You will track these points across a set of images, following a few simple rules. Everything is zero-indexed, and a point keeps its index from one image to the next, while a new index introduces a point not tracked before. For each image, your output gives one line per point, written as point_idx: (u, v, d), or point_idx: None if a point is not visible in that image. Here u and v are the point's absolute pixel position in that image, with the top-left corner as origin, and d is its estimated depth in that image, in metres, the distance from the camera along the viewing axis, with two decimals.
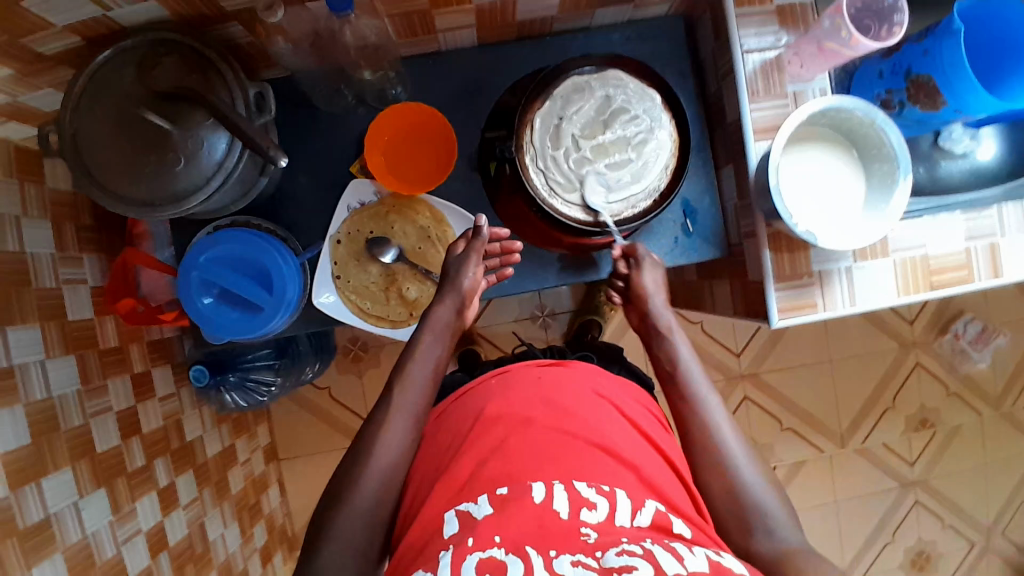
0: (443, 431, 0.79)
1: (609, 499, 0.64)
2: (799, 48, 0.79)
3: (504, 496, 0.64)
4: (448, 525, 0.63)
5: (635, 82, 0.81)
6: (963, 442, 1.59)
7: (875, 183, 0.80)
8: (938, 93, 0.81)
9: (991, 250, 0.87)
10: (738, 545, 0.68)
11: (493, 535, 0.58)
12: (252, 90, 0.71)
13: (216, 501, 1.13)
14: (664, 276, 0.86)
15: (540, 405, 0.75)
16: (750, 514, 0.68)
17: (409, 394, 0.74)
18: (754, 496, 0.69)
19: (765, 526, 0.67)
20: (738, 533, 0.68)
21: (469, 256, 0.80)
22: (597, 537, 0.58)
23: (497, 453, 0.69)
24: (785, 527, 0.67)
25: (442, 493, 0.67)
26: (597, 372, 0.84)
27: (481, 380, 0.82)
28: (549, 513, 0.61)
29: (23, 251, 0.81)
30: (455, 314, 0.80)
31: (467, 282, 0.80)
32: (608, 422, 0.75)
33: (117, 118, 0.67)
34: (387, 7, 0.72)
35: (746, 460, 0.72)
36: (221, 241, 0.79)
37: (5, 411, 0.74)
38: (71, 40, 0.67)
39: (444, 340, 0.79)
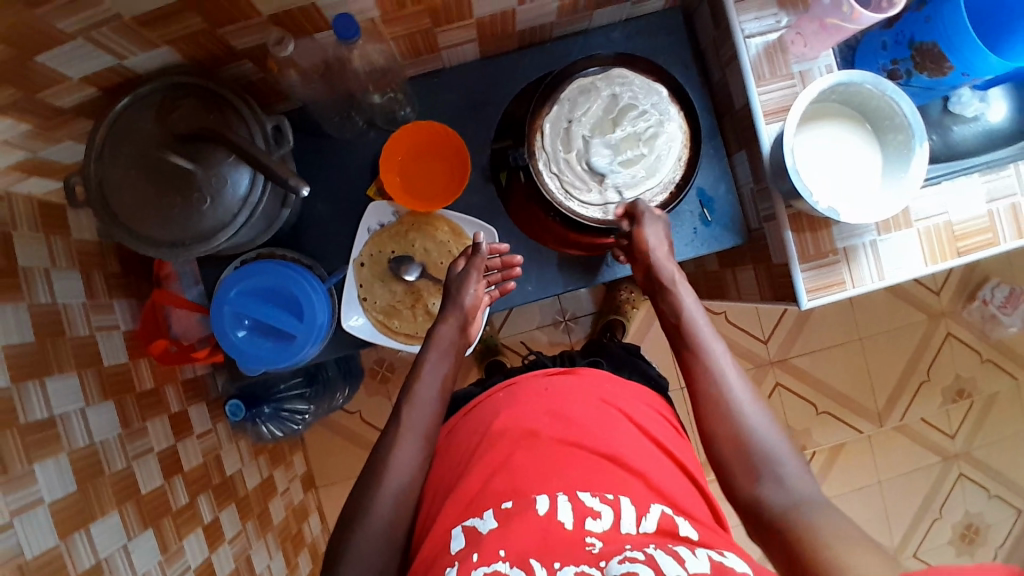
0: (454, 445, 0.79)
1: (613, 507, 0.65)
2: (802, 27, 0.79)
3: (509, 511, 0.65)
4: (455, 540, 0.65)
5: (639, 78, 0.81)
6: (1003, 409, 1.56)
7: (891, 154, 0.79)
8: (943, 58, 0.81)
9: (1013, 211, 0.86)
10: (746, 494, 0.67)
11: (498, 549, 0.60)
12: (269, 124, 0.72)
13: (259, 532, 1.14)
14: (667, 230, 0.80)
15: (546, 418, 0.75)
16: (761, 463, 0.67)
17: (416, 414, 0.74)
18: (762, 445, 0.68)
19: (774, 475, 0.66)
20: (745, 480, 0.67)
21: (470, 273, 0.82)
22: (601, 546, 0.60)
23: (505, 468, 0.70)
24: (795, 474, 0.66)
25: (453, 508, 0.68)
26: (606, 377, 0.83)
27: (488, 395, 0.83)
28: (555, 523, 0.62)
29: (55, 301, 0.83)
30: (458, 332, 0.81)
31: (469, 298, 0.81)
32: (617, 431, 0.75)
33: (141, 162, 0.68)
34: (391, 31, 0.74)
35: (754, 410, 0.71)
36: (249, 274, 0.81)
37: (50, 462, 0.76)
38: (86, 92, 0.69)
39: (449, 358, 0.80)
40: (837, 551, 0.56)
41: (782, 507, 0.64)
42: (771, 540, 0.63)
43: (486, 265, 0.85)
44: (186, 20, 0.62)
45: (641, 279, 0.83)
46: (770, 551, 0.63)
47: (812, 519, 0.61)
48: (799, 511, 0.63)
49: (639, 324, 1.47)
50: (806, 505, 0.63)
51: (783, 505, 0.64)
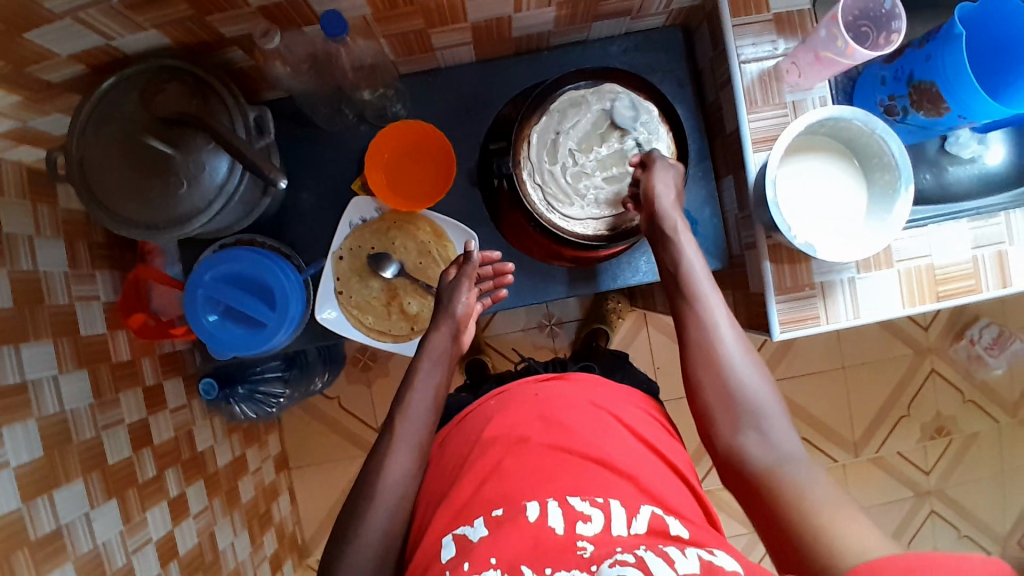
0: (448, 454, 0.78)
1: (604, 510, 0.64)
2: (797, 57, 0.78)
3: (500, 518, 0.64)
4: (445, 549, 0.64)
5: (629, 94, 0.81)
6: (980, 450, 1.56)
7: (876, 192, 0.79)
8: (941, 98, 0.80)
9: (999, 259, 0.85)
10: (729, 444, 0.68)
11: (489, 557, 0.60)
12: (251, 114, 0.72)
13: (226, 510, 1.15)
14: (678, 177, 0.78)
15: (536, 423, 0.75)
16: (747, 415, 0.68)
17: (410, 424, 0.74)
18: (750, 398, 0.69)
19: (758, 428, 0.67)
20: (729, 431, 0.68)
21: (461, 282, 0.81)
22: (593, 550, 0.59)
23: (495, 473, 0.70)
24: (778, 428, 0.67)
25: (443, 516, 0.68)
26: (596, 382, 0.83)
27: (479, 403, 0.82)
28: (545, 529, 0.62)
29: (36, 269, 0.83)
30: (451, 340, 0.80)
31: (460, 307, 0.81)
32: (608, 435, 0.74)
33: (123, 144, 0.68)
34: (383, 29, 0.74)
35: (744, 361, 0.70)
36: (218, 264, 0.81)
37: (18, 426, 0.76)
38: (75, 68, 0.69)
39: (443, 366, 0.79)
40: (818, 515, 0.59)
41: (759, 457, 0.66)
42: (749, 492, 0.66)
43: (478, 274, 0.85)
44: (174, 5, 0.62)
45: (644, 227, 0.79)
46: (743, 499, 0.67)
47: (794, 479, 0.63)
48: (779, 466, 0.65)
49: (624, 334, 1.47)
50: (789, 462, 0.65)
51: (762, 457, 0.66)
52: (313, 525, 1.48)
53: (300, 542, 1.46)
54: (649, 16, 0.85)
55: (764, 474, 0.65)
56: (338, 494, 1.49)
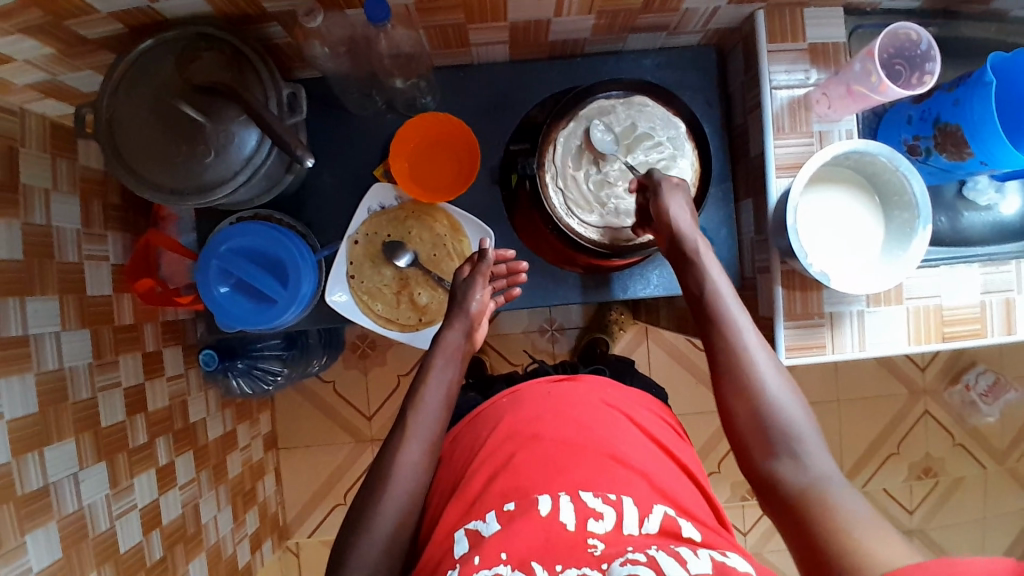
0: (460, 448, 0.79)
1: (616, 508, 0.64)
2: (828, 88, 0.79)
3: (512, 512, 0.65)
4: (458, 544, 0.65)
5: (659, 109, 0.82)
6: (965, 494, 1.56)
7: (893, 230, 0.79)
8: (965, 143, 0.80)
9: (1006, 306, 0.86)
10: (764, 469, 0.66)
11: (499, 552, 0.60)
12: (285, 90, 0.72)
13: (212, 483, 1.15)
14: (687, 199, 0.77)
15: (548, 418, 0.75)
16: (779, 436, 0.66)
17: (422, 422, 0.74)
18: (785, 419, 0.66)
19: (791, 451, 0.65)
20: (762, 454, 0.66)
21: (476, 279, 0.82)
22: (604, 548, 0.60)
23: (507, 467, 0.70)
24: (815, 450, 0.65)
25: (454, 510, 0.68)
26: (607, 383, 0.83)
27: (492, 401, 0.82)
28: (556, 525, 0.62)
29: (49, 224, 0.83)
30: (465, 338, 0.81)
31: (475, 304, 0.81)
32: (621, 433, 0.74)
33: (156, 107, 0.69)
34: (423, 20, 0.74)
35: (777, 385, 0.68)
36: (229, 238, 0.81)
37: (16, 379, 0.76)
38: (113, 27, 0.69)
39: (456, 364, 0.79)
40: (855, 534, 0.55)
41: (794, 479, 0.63)
42: (786, 517, 0.62)
43: (492, 272, 0.86)
44: None
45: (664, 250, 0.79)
46: (778, 523, 0.63)
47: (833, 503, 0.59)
48: (815, 491, 0.61)
49: (624, 346, 1.47)
50: (827, 481, 0.62)
51: (798, 478, 0.63)
52: (297, 506, 1.48)
53: (282, 522, 1.45)
54: (685, 33, 0.86)
55: (800, 496, 0.62)
56: (324, 478, 1.48)
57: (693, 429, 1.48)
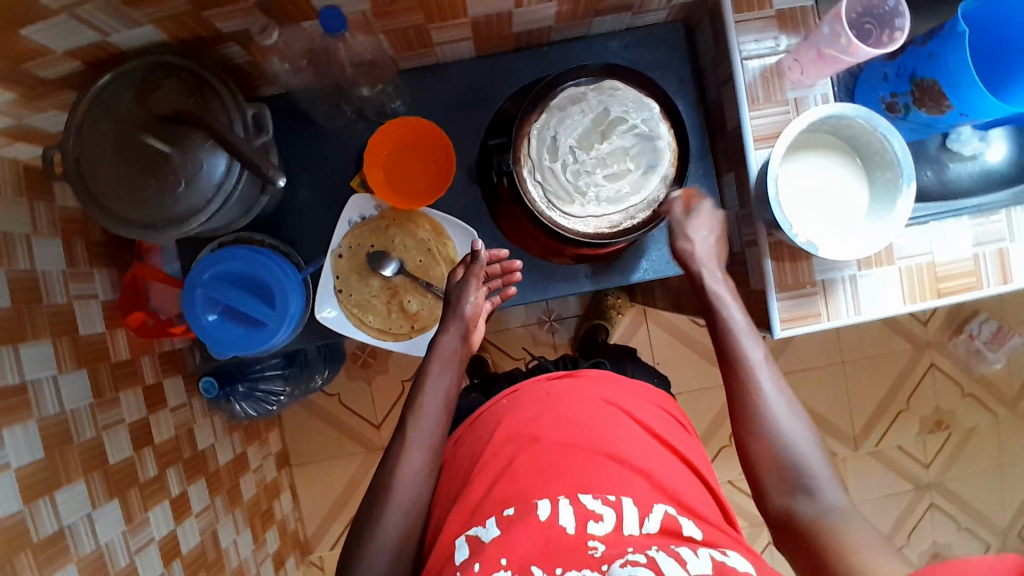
0: (460, 456, 0.79)
1: (615, 509, 0.65)
2: (799, 54, 0.77)
3: (511, 517, 0.65)
4: (459, 551, 0.65)
5: (630, 91, 0.80)
6: (979, 443, 1.56)
7: (878, 191, 0.78)
8: (943, 96, 0.79)
9: (1000, 256, 0.85)
10: (778, 505, 0.69)
11: (499, 557, 0.61)
12: (249, 111, 0.72)
13: (227, 508, 1.15)
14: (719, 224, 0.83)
15: (548, 421, 0.74)
16: (794, 475, 0.69)
17: (422, 427, 0.75)
18: (799, 460, 0.69)
19: (806, 489, 0.68)
20: (778, 492, 0.70)
21: (469, 281, 0.80)
22: (604, 550, 0.60)
23: (506, 472, 0.70)
24: (828, 488, 0.68)
25: (456, 519, 0.69)
26: (608, 378, 0.82)
27: (492, 402, 0.81)
28: (556, 529, 0.63)
29: (34, 268, 0.83)
30: (461, 341, 0.80)
31: (469, 306, 0.80)
32: (620, 430, 0.74)
33: (121, 143, 0.68)
34: (382, 24, 0.73)
35: (792, 426, 0.71)
36: (216, 264, 0.80)
37: (19, 428, 0.76)
38: (72, 65, 0.68)
39: (452, 368, 0.79)
40: (862, 554, 0.60)
41: (808, 514, 0.67)
42: (797, 547, 0.66)
43: (486, 273, 0.85)
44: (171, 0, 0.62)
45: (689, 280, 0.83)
46: (792, 556, 0.68)
47: (843, 536, 0.63)
48: (827, 520, 0.66)
49: (624, 330, 1.46)
50: (834, 514, 0.66)
51: (812, 513, 0.67)
52: (315, 521, 1.49)
53: (302, 538, 1.46)
54: (651, 10, 0.85)
55: (813, 528, 0.66)
56: (340, 491, 1.49)
57: (701, 405, 1.48)
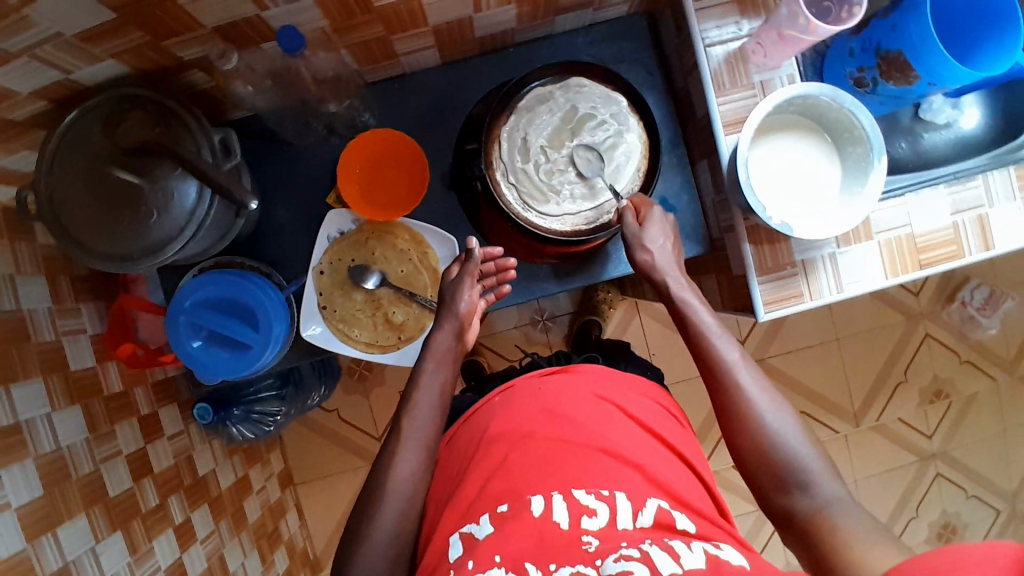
0: (452, 457, 0.79)
1: (609, 503, 0.64)
2: (762, 37, 0.78)
3: (504, 514, 0.65)
4: (452, 548, 0.65)
5: (596, 87, 0.81)
6: (980, 409, 1.56)
7: (849, 167, 0.79)
8: (909, 67, 0.80)
9: (980, 222, 0.86)
10: (778, 502, 0.69)
11: (494, 555, 0.60)
12: (216, 137, 0.72)
13: (233, 532, 1.14)
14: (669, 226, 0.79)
15: (541, 417, 0.75)
16: (788, 471, 0.68)
17: (417, 421, 0.75)
18: (790, 455, 0.69)
19: (801, 484, 0.67)
20: (774, 489, 0.69)
21: (463, 279, 0.81)
22: (598, 545, 0.59)
23: (501, 469, 0.70)
24: (823, 480, 0.67)
25: (449, 518, 0.69)
26: (600, 371, 0.83)
27: (484, 401, 0.82)
28: (550, 525, 0.62)
29: (19, 307, 0.80)
30: (454, 339, 0.81)
31: (464, 304, 0.81)
32: (612, 424, 0.74)
33: (91, 179, 0.68)
34: (343, 39, 0.74)
35: (779, 422, 0.71)
36: (205, 283, 0.80)
37: (17, 466, 0.74)
38: (38, 105, 0.68)
39: (447, 366, 0.80)
40: (859, 551, 0.59)
41: (808, 509, 0.66)
42: (799, 543, 0.66)
43: (480, 271, 0.84)
44: (130, 33, 0.63)
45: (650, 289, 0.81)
46: (799, 551, 0.67)
47: (840, 524, 0.63)
48: (826, 513, 0.65)
49: (616, 324, 1.47)
50: (834, 506, 0.65)
51: (811, 507, 0.66)
52: (324, 539, 1.49)
53: (312, 556, 1.46)
54: (612, 5, 0.85)
55: (813, 522, 0.65)
56: (347, 505, 1.49)
57: (701, 393, 1.48)
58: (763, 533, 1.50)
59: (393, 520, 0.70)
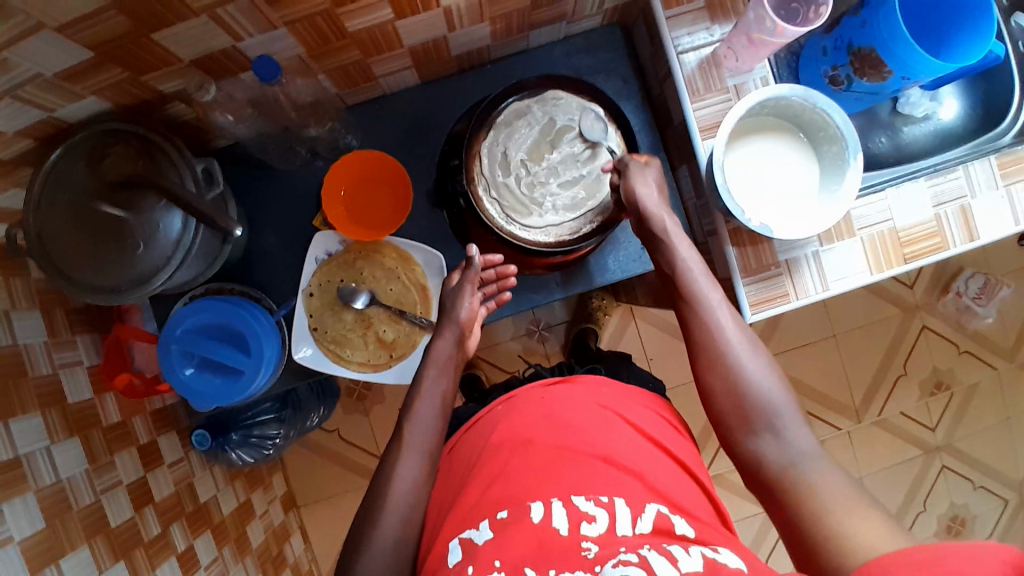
0: (453, 467, 0.79)
1: (608, 510, 0.64)
2: (732, 42, 0.78)
3: (504, 520, 0.65)
4: (452, 553, 0.65)
5: (573, 99, 0.82)
6: (983, 398, 1.55)
7: (827, 166, 0.79)
8: (881, 63, 0.80)
9: (963, 213, 0.86)
10: (744, 446, 0.70)
11: (493, 560, 0.60)
12: (200, 166, 0.73)
13: (237, 557, 1.13)
14: (658, 177, 0.78)
15: (542, 424, 0.75)
16: (758, 414, 0.70)
17: (417, 430, 0.77)
18: (761, 397, 0.70)
19: (771, 428, 0.68)
20: (744, 434, 0.70)
21: (464, 287, 0.83)
22: (597, 550, 0.59)
23: (501, 476, 0.70)
24: (792, 428, 0.68)
25: (451, 522, 0.69)
26: (601, 382, 0.83)
27: (489, 408, 0.83)
28: (549, 530, 0.62)
29: (16, 343, 0.81)
30: (455, 346, 0.83)
31: (464, 312, 0.83)
32: (613, 432, 0.74)
33: (77, 214, 0.69)
34: (321, 65, 0.75)
35: (753, 365, 0.72)
36: (203, 308, 0.81)
37: (17, 500, 0.75)
38: (24, 144, 0.69)
39: (448, 374, 0.82)
40: (832, 514, 0.59)
41: (774, 455, 0.67)
42: (766, 490, 0.67)
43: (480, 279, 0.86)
44: (109, 70, 0.64)
45: (636, 227, 0.81)
46: (763, 500, 0.68)
47: (809, 479, 0.64)
48: (795, 467, 0.66)
49: (612, 331, 1.47)
50: (802, 460, 0.66)
51: (777, 454, 0.67)
52: (330, 559, 1.48)
53: None
54: (584, 18, 0.86)
55: (781, 473, 0.66)
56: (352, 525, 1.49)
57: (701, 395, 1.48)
58: (771, 534, 1.48)
59: (391, 536, 0.70)
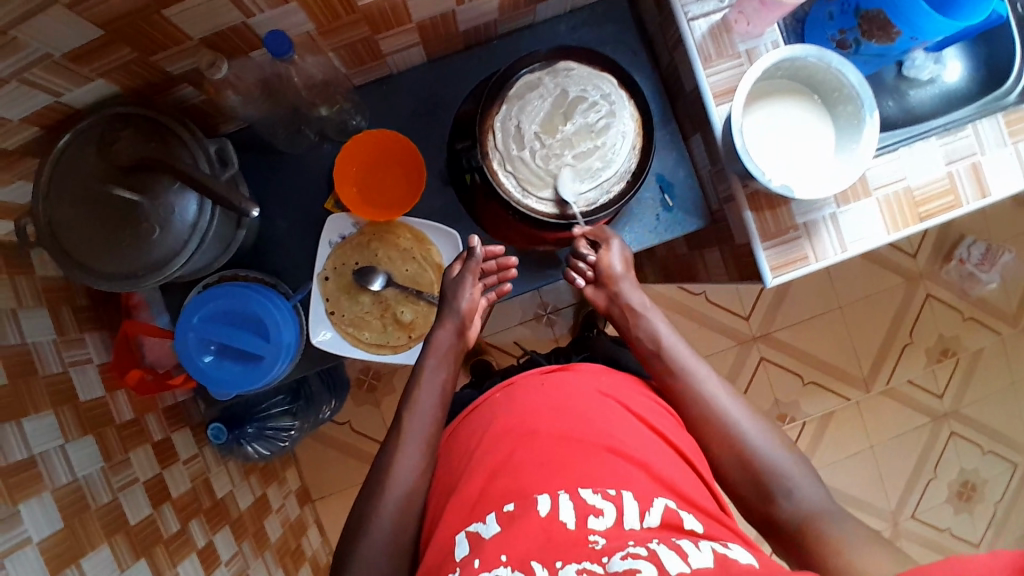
0: (450, 455, 0.77)
1: (616, 503, 0.63)
2: (742, 6, 0.78)
3: (511, 513, 0.64)
4: (460, 546, 0.64)
5: (584, 69, 0.81)
6: (988, 365, 1.57)
7: (843, 125, 0.79)
8: (890, 24, 0.81)
9: (974, 170, 0.86)
10: (761, 512, 0.72)
11: (500, 554, 0.60)
12: (212, 147, 0.72)
13: (256, 551, 1.12)
14: (630, 256, 0.88)
15: (546, 413, 0.74)
16: (769, 482, 0.71)
17: (416, 422, 0.77)
18: (771, 468, 0.72)
19: (785, 491, 0.71)
20: (760, 501, 0.72)
21: (465, 277, 0.83)
22: (605, 543, 0.59)
23: (506, 466, 0.69)
24: (801, 486, 0.71)
25: (455, 513, 0.67)
26: (601, 371, 0.81)
27: (488, 395, 0.81)
28: (558, 523, 0.61)
29: (25, 341, 0.79)
30: (456, 336, 0.83)
31: (465, 302, 0.83)
32: (615, 421, 0.73)
33: (89, 201, 0.67)
34: (329, 42, 0.74)
35: (755, 435, 0.74)
36: (209, 298, 0.80)
37: (34, 500, 0.73)
38: (29, 132, 0.68)
39: (447, 364, 0.82)
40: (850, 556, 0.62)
41: (794, 517, 0.69)
42: (793, 551, 0.68)
43: (482, 269, 0.86)
44: (116, 50, 0.63)
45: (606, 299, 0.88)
46: (790, 557, 0.69)
47: (827, 531, 0.66)
48: (814, 521, 0.68)
49: None
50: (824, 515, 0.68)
51: (794, 516, 0.69)
52: None
53: None
54: None
55: (803, 530, 0.68)
56: None
57: None
58: None
59: None
